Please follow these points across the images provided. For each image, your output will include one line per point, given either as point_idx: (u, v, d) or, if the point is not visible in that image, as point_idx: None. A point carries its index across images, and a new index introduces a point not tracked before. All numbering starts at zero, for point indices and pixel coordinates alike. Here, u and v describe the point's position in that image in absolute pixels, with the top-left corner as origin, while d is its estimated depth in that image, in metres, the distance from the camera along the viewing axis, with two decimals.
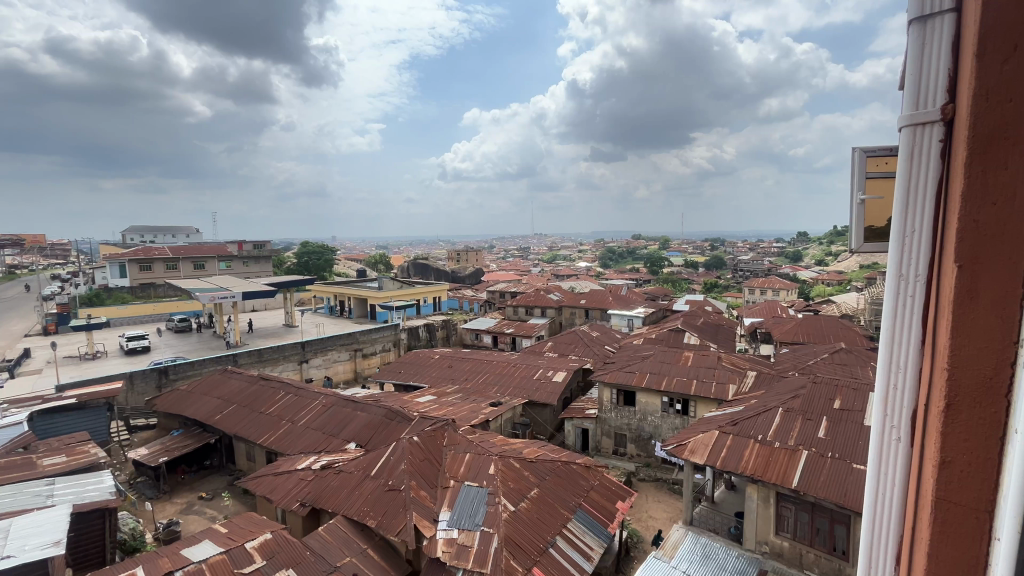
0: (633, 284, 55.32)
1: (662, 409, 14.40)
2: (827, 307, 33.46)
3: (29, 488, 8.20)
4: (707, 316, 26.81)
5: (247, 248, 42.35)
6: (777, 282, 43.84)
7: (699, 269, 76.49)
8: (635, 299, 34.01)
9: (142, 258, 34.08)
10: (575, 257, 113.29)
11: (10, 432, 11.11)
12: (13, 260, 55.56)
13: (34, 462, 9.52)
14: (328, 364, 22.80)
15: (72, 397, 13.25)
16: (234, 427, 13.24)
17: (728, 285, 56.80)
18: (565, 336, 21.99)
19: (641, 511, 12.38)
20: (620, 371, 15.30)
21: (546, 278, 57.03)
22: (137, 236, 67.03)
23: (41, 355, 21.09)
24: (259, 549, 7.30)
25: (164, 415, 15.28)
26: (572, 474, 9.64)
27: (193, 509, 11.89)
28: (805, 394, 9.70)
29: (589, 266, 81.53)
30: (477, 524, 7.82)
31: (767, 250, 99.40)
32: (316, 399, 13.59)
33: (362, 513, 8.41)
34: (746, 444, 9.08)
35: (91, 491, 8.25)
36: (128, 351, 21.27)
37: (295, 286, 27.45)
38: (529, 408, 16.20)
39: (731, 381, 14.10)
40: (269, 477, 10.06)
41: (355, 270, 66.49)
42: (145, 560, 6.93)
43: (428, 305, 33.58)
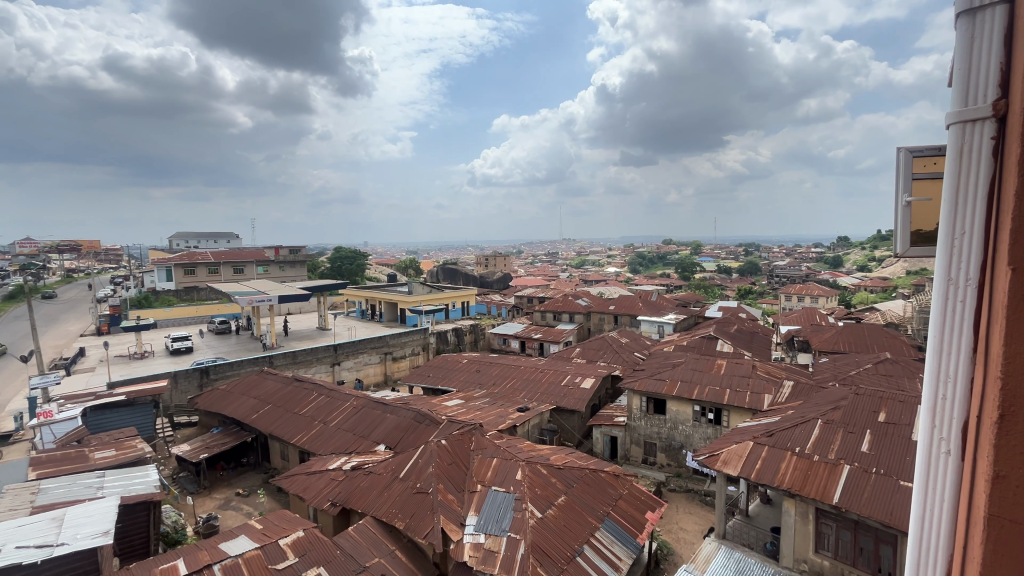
0: (663, 289, 54.33)
1: (693, 418, 14.04)
2: (870, 315, 31.88)
3: (82, 479, 8.69)
4: (741, 323, 25.99)
5: (284, 253, 43.83)
6: (816, 288, 42.11)
7: (733, 275, 74.33)
8: (665, 304, 33.34)
9: (186, 262, 35.70)
10: (604, 261, 112.04)
11: (65, 426, 11.83)
12: (73, 263, 59.49)
13: (87, 455, 10.08)
14: (359, 367, 23.28)
15: (121, 394, 13.99)
16: (269, 427, 13.68)
17: (764, 291, 54.96)
18: (593, 343, 21.78)
19: (671, 522, 12.07)
20: (649, 379, 15.03)
21: (574, 283, 56.74)
22: (184, 241, 70.61)
23: (94, 354, 22.36)
24: (292, 546, 7.48)
25: (205, 413, 15.93)
26: (600, 483, 9.49)
27: (230, 504, 12.32)
28: (847, 406, 9.27)
29: (618, 272, 80.60)
30: (504, 530, 7.82)
31: (806, 256, 95.81)
32: (347, 401, 13.88)
33: (391, 514, 8.52)
34: (783, 456, 8.76)
35: (138, 484, 8.67)
36: (173, 351, 22.30)
37: (328, 290, 28.20)
38: (556, 414, 16.08)
39: (767, 391, 13.61)
40: (302, 476, 10.34)
41: (385, 275, 67.81)
42: (186, 552, 7.22)
43: (457, 309, 33.89)
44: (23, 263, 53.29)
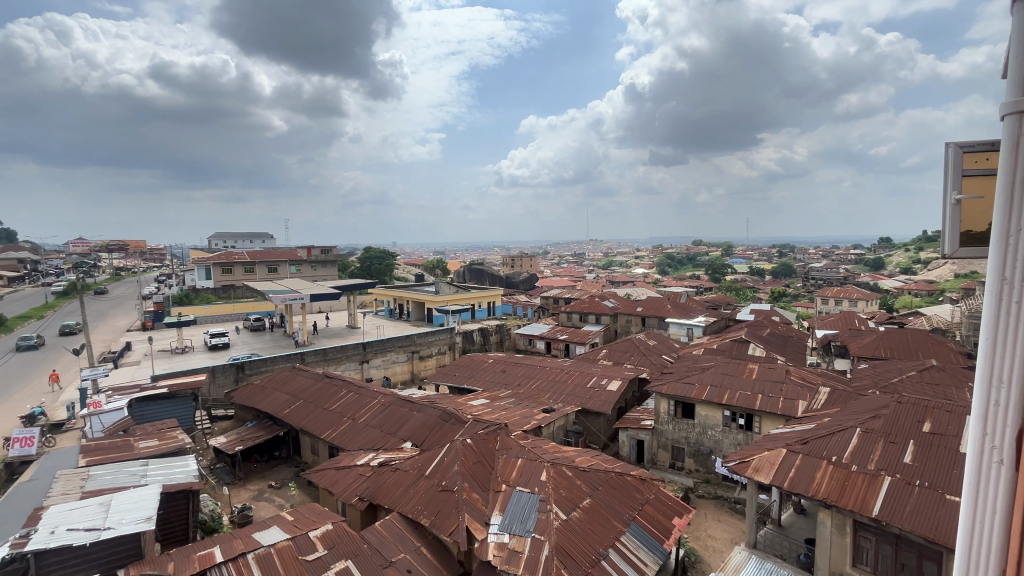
0: (693, 291, 53.23)
1: (723, 423, 13.69)
2: (915, 320, 30.36)
3: (127, 467, 9.15)
4: (774, 327, 25.19)
5: (316, 253, 45.03)
6: (855, 291, 40.43)
7: (766, 277, 72.15)
8: (695, 307, 32.64)
9: (224, 261, 37.14)
10: (631, 262, 110.60)
11: (113, 416, 12.49)
12: (121, 263, 62.82)
13: (132, 444, 10.61)
14: (387, 365, 23.69)
15: (164, 387, 14.66)
16: (301, 422, 14.07)
17: (799, 294, 53.16)
18: (620, 344, 21.54)
19: (699, 529, 11.80)
20: (677, 382, 14.75)
21: (601, 283, 56.18)
22: (222, 241, 73.48)
23: (139, 348, 23.50)
24: (322, 538, 7.68)
25: (240, 407, 16.51)
26: (626, 486, 9.37)
27: (263, 496, 12.74)
28: (888, 414, 8.86)
29: (645, 273, 79.39)
30: (528, 531, 7.81)
31: (844, 258, 92.16)
32: (375, 399, 14.15)
33: (416, 511, 8.63)
34: (818, 464, 8.46)
35: (179, 473, 9.07)
36: (211, 347, 23.24)
37: (358, 289, 28.79)
38: (582, 416, 15.96)
39: (802, 397, 13.14)
40: (331, 470, 10.60)
41: (413, 274, 68.79)
42: (222, 540, 7.50)
43: (483, 309, 34.09)
44: (77, 262, 56.58)
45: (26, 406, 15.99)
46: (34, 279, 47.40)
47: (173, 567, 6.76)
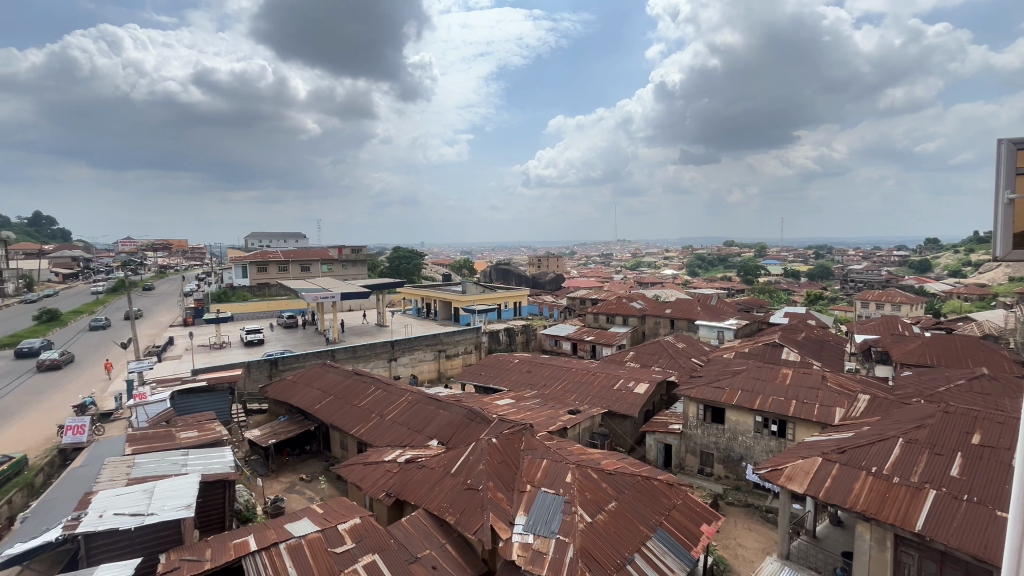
0: (724, 293, 51.91)
1: (754, 429, 13.32)
2: (964, 326, 28.75)
3: (169, 456, 9.58)
4: (810, 331, 24.32)
5: (346, 253, 46.10)
6: (899, 295, 38.59)
7: (802, 279, 69.71)
8: (726, 309, 31.83)
9: (259, 260, 38.42)
10: (660, 263, 108.80)
11: (157, 407, 13.10)
12: (164, 261, 65.82)
13: (173, 435, 11.09)
14: (414, 363, 24.03)
15: (203, 381, 15.29)
16: (331, 417, 14.42)
17: (837, 297, 51.10)
18: (648, 346, 21.21)
19: (729, 537, 11.50)
20: (707, 386, 14.43)
21: (629, 284, 55.40)
22: (258, 241, 76.09)
23: (181, 343, 24.56)
24: (350, 532, 7.85)
25: (274, 401, 17.05)
26: (653, 490, 9.22)
27: (295, 488, 13.12)
28: (934, 425, 8.43)
29: (675, 274, 77.94)
30: (553, 532, 7.78)
31: (886, 259, 88.09)
32: (403, 396, 14.39)
33: (442, 508, 8.71)
34: (856, 475, 8.14)
35: (216, 464, 9.44)
36: (247, 343, 24.09)
37: (387, 288, 29.27)
38: (607, 418, 15.81)
39: (839, 404, 12.64)
40: (360, 465, 10.83)
41: (440, 273, 69.59)
42: (256, 530, 7.76)
43: (509, 309, 34.17)
44: (124, 260, 59.62)
45: (78, 395, 16.96)
46: (86, 276, 50.22)
47: (211, 553, 7.05)
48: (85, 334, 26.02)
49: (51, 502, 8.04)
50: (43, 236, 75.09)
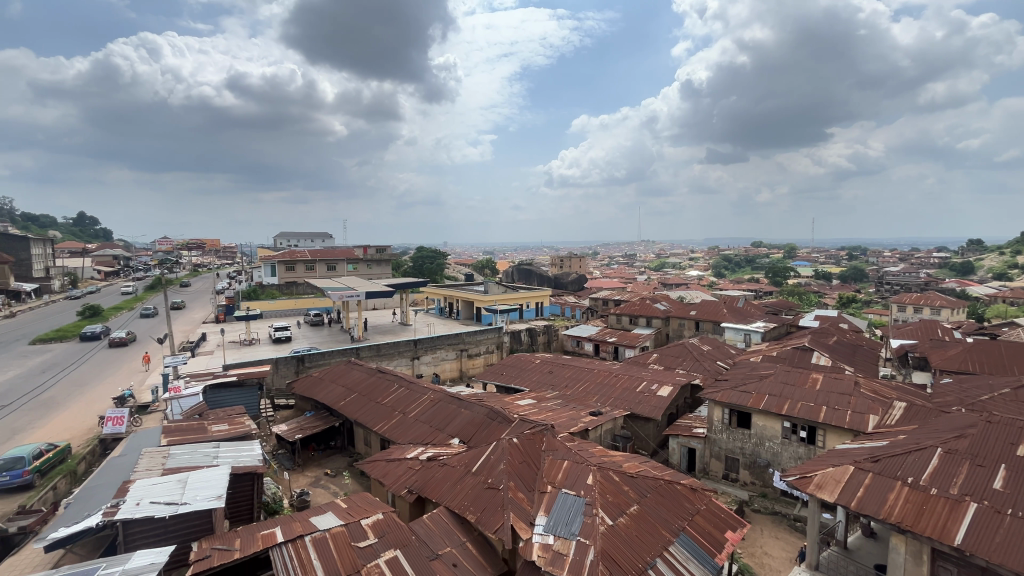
0: (751, 295, 50.71)
1: (782, 435, 12.97)
2: (1010, 331, 27.32)
3: (202, 448, 9.93)
4: (842, 334, 23.55)
5: (371, 253, 46.89)
6: (938, 299, 36.95)
7: (834, 281, 67.45)
8: (753, 311, 31.06)
9: (287, 259, 39.46)
10: (685, 264, 106.94)
11: (190, 401, 13.66)
12: (197, 260, 68.13)
13: (205, 428, 11.49)
14: (436, 362, 24.25)
15: (233, 376, 15.79)
16: (355, 414, 14.70)
17: (872, 300, 49.26)
18: (672, 348, 20.90)
19: (755, 546, 11.21)
20: (732, 390, 14.13)
21: (652, 286, 54.63)
22: (286, 241, 78.11)
23: (213, 339, 25.41)
24: (373, 527, 7.98)
25: (300, 397, 17.46)
26: (676, 495, 9.07)
27: (320, 482, 13.43)
28: (976, 435, 8.03)
29: (700, 275, 76.49)
30: (574, 534, 7.75)
31: (926, 262, 84.39)
32: (425, 395, 14.55)
33: (463, 506, 8.76)
34: (890, 485, 7.84)
35: (246, 457, 9.73)
36: (275, 340, 24.75)
37: (410, 287, 29.63)
38: (630, 421, 15.64)
39: (872, 412, 12.18)
40: (383, 462, 11.00)
41: (463, 273, 69.97)
42: (282, 522, 7.97)
43: (531, 309, 34.15)
44: (159, 258, 61.94)
45: (118, 387, 17.77)
46: (125, 274, 52.45)
47: (240, 543, 7.28)
48: (137, 320, 29.75)
49: (93, 489, 8.45)
50: (86, 236, 78.82)
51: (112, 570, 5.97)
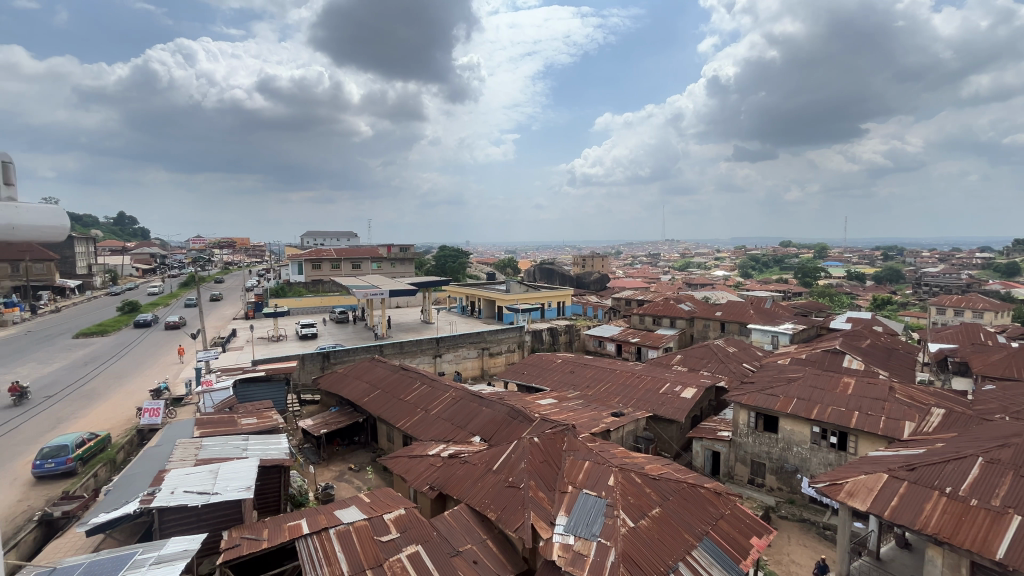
0: (780, 296, 49.40)
1: (811, 440, 12.60)
2: None
3: (232, 441, 10.26)
4: (876, 337, 22.72)
5: (395, 251, 47.56)
6: (981, 300, 35.24)
7: (867, 282, 65.06)
8: (781, 313, 30.21)
9: (314, 258, 40.38)
10: (710, 264, 104.84)
11: (221, 394, 14.10)
12: (229, 258, 70.36)
13: (235, 421, 11.86)
14: (458, 360, 24.40)
15: (262, 371, 16.24)
16: (378, 410, 14.93)
17: (908, 302, 47.32)
18: (696, 349, 20.54)
19: (781, 553, 10.94)
20: (758, 393, 13.80)
21: (677, 286, 53.76)
22: (313, 240, 80.01)
23: (243, 334, 26.21)
24: (395, 522, 8.10)
25: (325, 392, 17.84)
26: (699, 499, 8.92)
27: (344, 477, 13.70)
28: (1020, 445, 7.64)
29: (726, 275, 74.92)
30: (594, 535, 7.71)
31: (967, 262, 80.56)
32: (446, 392, 14.68)
33: (484, 504, 8.81)
34: (926, 495, 7.53)
35: (273, 450, 10.01)
36: (302, 336, 25.37)
37: (433, 285, 29.93)
38: (652, 422, 15.44)
39: (908, 418, 11.71)
40: (405, 458, 11.15)
41: (485, 272, 70.23)
42: (308, 514, 8.17)
43: (552, 309, 34.06)
44: (193, 257, 64.24)
45: (155, 380, 18.56)
46: (162, 271, 54.64)
47: (268, 533, 7.50)
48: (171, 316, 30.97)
49: (131, 477, 8.83)
50: (127, 234, 82.50)
51: (147, 555, 6.21)
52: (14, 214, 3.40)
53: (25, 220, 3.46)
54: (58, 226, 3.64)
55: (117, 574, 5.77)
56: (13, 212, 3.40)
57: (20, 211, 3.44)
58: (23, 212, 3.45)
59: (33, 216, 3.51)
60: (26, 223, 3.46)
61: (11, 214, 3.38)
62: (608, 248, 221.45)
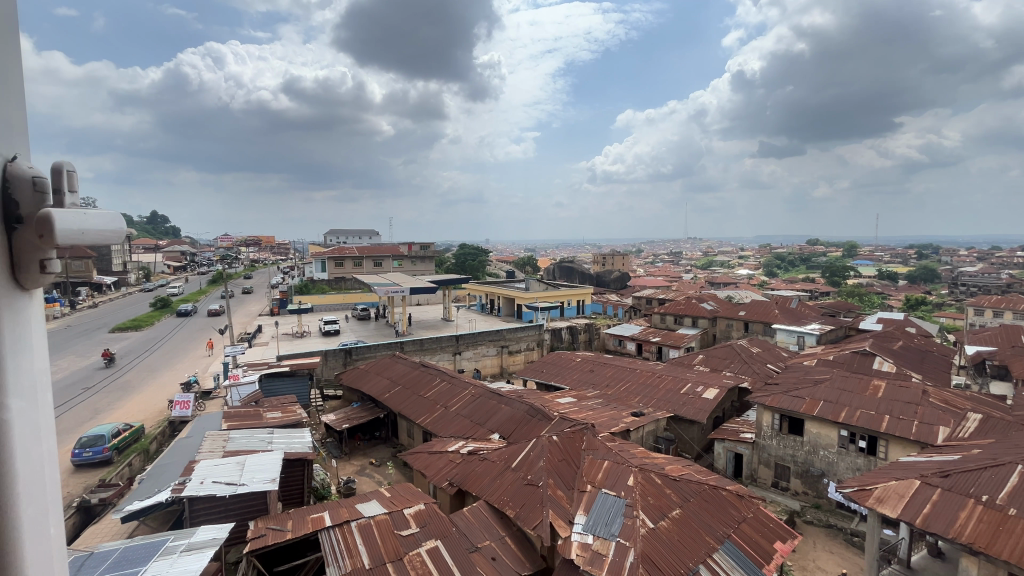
0: (806, 296, 48.11)
1: (839, 444, 12.26)
2: None
3: (258, 434, 10.53)
4: (908, 339, 21.94)
5: (416, 249, 48.06)
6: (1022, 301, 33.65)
7: (900, 282, 62.78)
8: (808, 313, 29.44)
9: (336, 256, 41.11)
10: (733, 262, 102.79)
11: (248, 389, 14.59)
12: (255, 256, 72.29)
13: (261, 414, 12.16)
14: (477, 357, 24.53)
15: (286, 366, 16.62)
16: (398, 406, 15.13)
17: (943, 302, 45.48)
18: (719, 349, 20.18)
19: (806, 559, 10.69)
20: (783, 394, 13.49)
21: (699, 285, 52.89)
22: (336, 239, 81.47)
23: (268, 330, 26.88)
24: (415, 517, 8.20)
25: (347, 388, 18.16)
26: (721, 501, 8.78)
27: (365, 471, 13.94)
28: None
29: (750, 274, 73.42)
30: (613, 534, 7.67)
31: (1008, 262, 76.97)
32: (466, 390, 14.79)
33: (502, 501, 8.85)
34: (961, 503, 7.25)
35: (298, 443, 10.24)
36: (325, 332, 25.87)
37: (452, 283, 30.13)
38: (673, 423, 15.23)
39: (943, 423, 11.28)
40: (425, 454, 11.27)
41: (505, 270, 70.29)
42: (330, 507, 8.34)
43: (572, 307, 33.96)
44: (222, 255, 66.13)
45: (185, 374, 19.14)
46: (192, 269, 56.47)
47: (292, 525, 7.68)
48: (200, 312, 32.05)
49: (163, 467, 9.15)
50: (159, 233, 85.53)
51: (178, 542, 6.43)
52: (83, 218, 1.54)
53: (92, 224, 1.62)
54: (121, 231, 1.78)
55: (150, 559, 5.99)
56: (83, 215, 1.55)
57: (87, 214, 1.58)
58: (91, 216, 1.61)
59: (102, 224, 1.68)
60: (94, 233, 1.61)
61: (80, 213, 1.53)
62: (629, 246, 219.26)
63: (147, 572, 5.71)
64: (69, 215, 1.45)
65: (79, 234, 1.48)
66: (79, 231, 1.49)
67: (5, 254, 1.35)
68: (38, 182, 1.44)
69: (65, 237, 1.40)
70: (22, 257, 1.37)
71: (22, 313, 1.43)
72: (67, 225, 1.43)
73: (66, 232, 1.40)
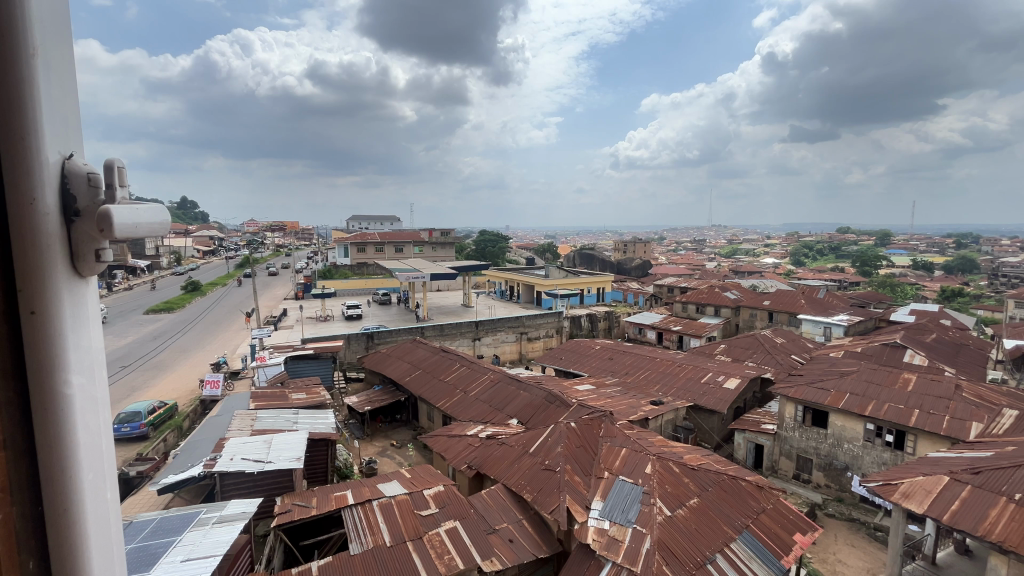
0: (835, 286, 46.57)
1: (864, 438, 11.99)
2: None
3: (284, 414, 10.89)
4: (943, 331, 21.17)
5: (436, 236, 48.34)
6: None
7: (936, 273, 60.04)
8: (836, 303, 28.58)
9: (358, 241, 41.79)
10: (758, 251, 100.02)
11: (274, 369, 15.05)
12: (280, 241, 74.09)
13: (286, 395, 12.54)
14: (497, 343, 24.67)
15: (310, 349, 17.04)
16: (419, 389, 15.38)
17: (982, 294, 43.41)
18: (742, 340, 19.86)
19: (826, 552, 10.58)
20: (807, 386, 13.24)
21: (724, 274, 51.66)
22: (359, 224, 82.76)
23: (292, 314, 27.57)
24: (434, 498, 8.36)
25: (369, 371, 18.57)
26: (740, 492, 8.68)
27: (386, 453, 14.29)
28: None
29: (776, 263, 71.63)
30: (630, 521, 7.73)
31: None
32: (485, 375, 14.94)
33: (519, 485, 8.97)
34: (992, 501, 7.04)
35: (322, 424, 10.55)
36: (347, 317, 26.41)
37: (473, 270, 30.17)
38: (693, 412, 15.14)
39: (976, 419, 10.89)
40: (444, 437, 11.44)
41: (525, 256, 69.86)
42: (352, 486, 8.58)
43: (592, 295, 33.86)
44: (248, 240, 67.77)
45: (214, 354, 19.87)
46: (220, 254, 58.06)
47: (316, 501, 7.95)
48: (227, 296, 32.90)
49: (195, 443, 9.53)
50: (188, 219, 88.15)
51: (211, 514, 6.72)
52: (136, 209, 1.38)
53: (141, 219, 1.45)
54: (163, 221, 1.58)
55: (185, 530, 6.30)
56: (136, 209, 1.40)
57: (139, 207, 1.42)
58: (141, 208, 1.45)
59: (148, 217, 1.49)
60: (144, 226, 1.46)
61: (133, 206, 1.37)
62: (652, 233, 215.82)
63: (182, 541, 6.02)
64: (127, 209, 1.29)
65: (134, 229, 1.32)
66: (133, 225, 1.34)
67: (62, 243, 1.20)
68: (93, 176, 1.28)
69: (126, 230, 1.26)
70: (80, 248, 1.22)
71: (83, 305, 1.28)
72: (127, 219, 1.28)
73: (127, 226, 1.25)
